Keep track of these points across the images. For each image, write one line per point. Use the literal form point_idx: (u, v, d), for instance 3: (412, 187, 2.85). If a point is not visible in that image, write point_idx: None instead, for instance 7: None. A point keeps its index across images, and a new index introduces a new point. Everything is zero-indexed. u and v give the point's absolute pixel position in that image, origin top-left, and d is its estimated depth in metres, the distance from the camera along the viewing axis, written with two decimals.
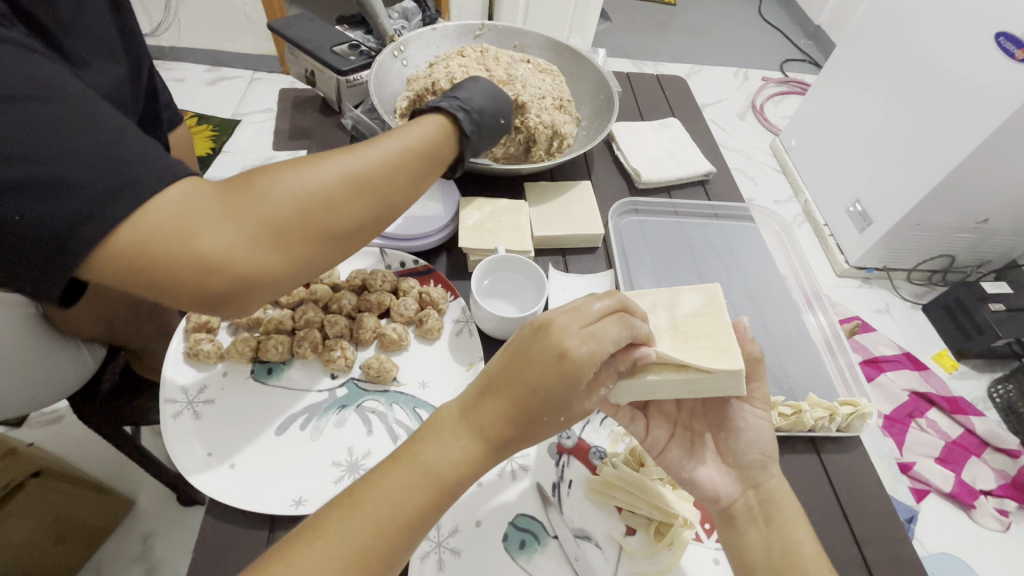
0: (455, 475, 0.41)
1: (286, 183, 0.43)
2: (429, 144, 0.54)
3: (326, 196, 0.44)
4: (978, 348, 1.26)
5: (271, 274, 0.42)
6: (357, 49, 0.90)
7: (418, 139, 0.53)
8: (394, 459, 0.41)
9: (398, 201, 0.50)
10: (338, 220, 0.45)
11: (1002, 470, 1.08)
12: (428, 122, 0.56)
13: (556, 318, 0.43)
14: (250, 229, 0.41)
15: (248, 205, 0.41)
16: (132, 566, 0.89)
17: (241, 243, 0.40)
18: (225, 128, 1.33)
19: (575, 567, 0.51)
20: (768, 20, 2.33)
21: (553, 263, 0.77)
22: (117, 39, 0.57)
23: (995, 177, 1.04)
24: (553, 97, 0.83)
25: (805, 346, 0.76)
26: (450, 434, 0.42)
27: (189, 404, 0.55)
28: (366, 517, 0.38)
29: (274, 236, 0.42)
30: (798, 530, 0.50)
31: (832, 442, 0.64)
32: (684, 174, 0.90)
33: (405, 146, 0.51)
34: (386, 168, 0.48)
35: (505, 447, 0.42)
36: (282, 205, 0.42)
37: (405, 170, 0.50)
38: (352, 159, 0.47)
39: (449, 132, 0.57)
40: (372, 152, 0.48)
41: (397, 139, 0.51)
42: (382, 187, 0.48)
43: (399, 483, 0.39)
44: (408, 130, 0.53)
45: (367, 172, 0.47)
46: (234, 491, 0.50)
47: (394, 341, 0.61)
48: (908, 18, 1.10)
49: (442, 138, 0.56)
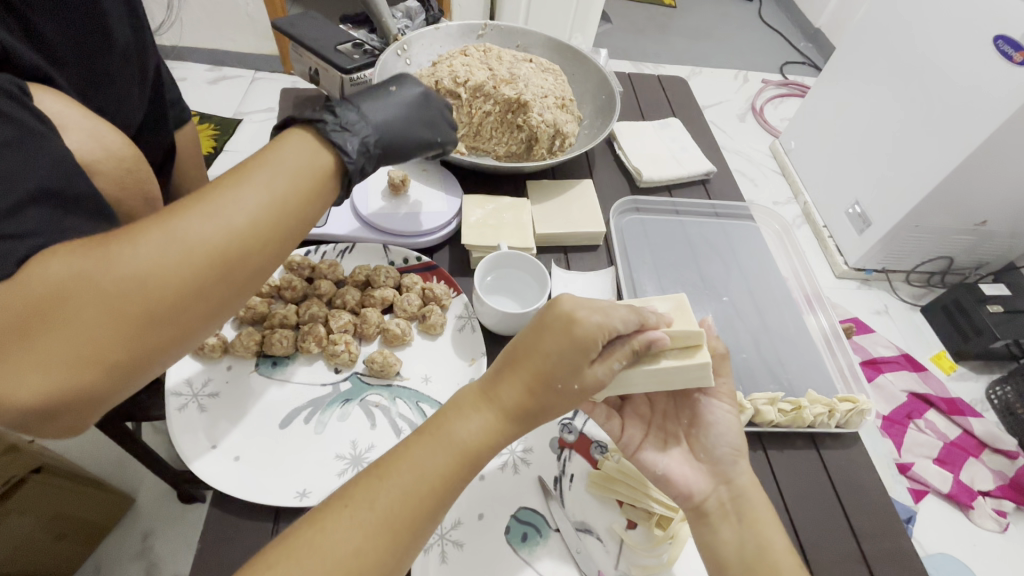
0: (480, 445, 0.42)
1: (95, 275, 0.35)
2: (309, 172, 0.46)
3: (156, 285, 0.36)
4: (977, 349, 1.26)
5: (118, 376, 0.36)
6: (361, 48, 0.89)
7: (283, 181, 0.43)
8: (421, 436, 0.41)
9: (262, 265, 0.42)
10: (179, 311, 0.38)
11: (1000, 471, 1.09)
12: (292, 149, 0.46)
13: (565, 295, 0.45)
14: (51, 350, 0.33)
15: (44, 321, 0.33)
16: (133, 563, 0.89)
17: (63, 356, 0.34)
18: (227, 127, 1.34)
19: (577, 559, 0.51)
20: (768, 23, 2.34)
21: (556, 260, 0.77)
22: (126, 36, 0.58)
23: (994, 179, 1.05)
24: (556, 96, 0.84)
25: (805, 345, 0.76)
26: (472, 410, 0.43)
27: (195, 397, 0.55)
28: (393, 485, 0.38)
29: (89, 351, 0.34)
30: (770, 527, 0.50)
31: (832, 438, 0.65)
32: (685, 174, 0.91)
33: (266, 197, 0.42)
34: (238, 233, 0.40)
35: (523, 417, 0.43)
36: (91, 309, 0.34)
37: (265, 229, 0.41)
38: (186, 228, 0.38)
39: (316, 156, 0.47)
40: (216, 215, 0.39)
41: (269, 178, 0.43)
42: (248, 251, 0.40)
43: (423, 451, 0.40)
44: (283, 158, 0.45)
45: (211, 245, 0.38)
46: (241, 482, 0.50)
47: (397, 336, 0.61)
48: (908, 21, 1.10)
49: (322, 157, 0.47)
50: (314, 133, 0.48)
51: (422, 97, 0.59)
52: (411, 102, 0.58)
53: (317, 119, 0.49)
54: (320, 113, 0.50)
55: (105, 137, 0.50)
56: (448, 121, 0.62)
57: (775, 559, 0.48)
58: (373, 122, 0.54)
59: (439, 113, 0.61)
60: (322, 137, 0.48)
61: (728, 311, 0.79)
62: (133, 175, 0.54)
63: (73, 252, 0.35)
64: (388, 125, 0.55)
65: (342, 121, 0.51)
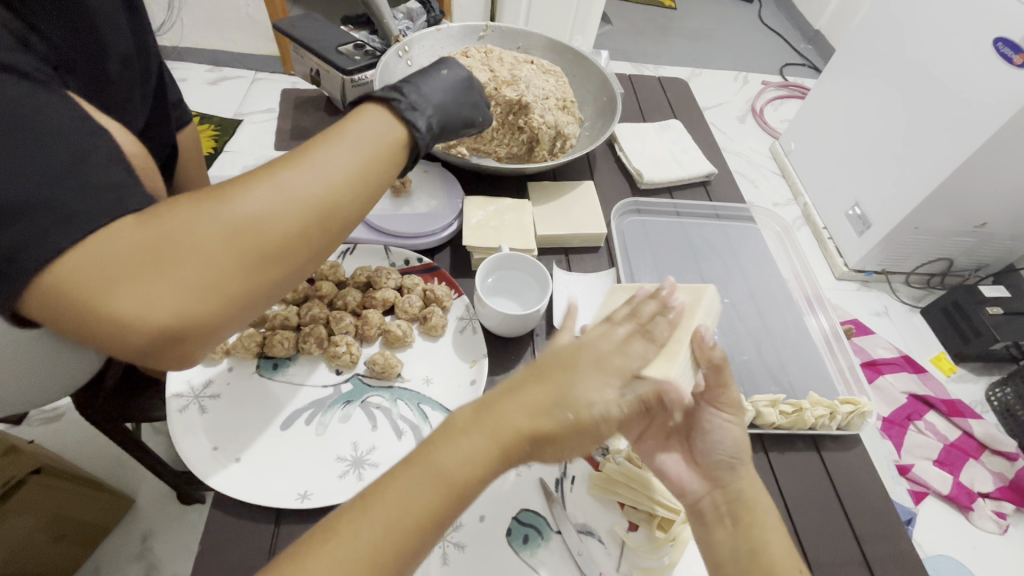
0: (468, 478, 0.39)
1: (215, 212, 0.37)
2: (392, 133, 0.47)
3: (268, 223, 0.38)
4: (977, 351, 1.26)
5: (234, 308, 0.38)
6: (362, 49, 0.90)
7: (369, 141, 0.45)
8: (406, 469, 0.39)
9: (351, 218, 0.44)
10: (285, 253, 0.39)
11: (1000, 473, 1.09)
12: (374, 115, 0.48)
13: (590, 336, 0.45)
14: (176, 281, 0.35)
15: (172, 248, 0.35)
16: (132, 564, 0.88)
17: (193, 282, 0.36)
18: (227, 128, 1.34)
19: (579, 561, 0.51)
20: (768, 24, 2.34)
21: (556, 261, 0.77)
22: (128, 36, 0.57)
23: (995, 181, 1.05)
24: (557, 97, 0.84)
25: (807, 347, 0.76)
26: (461, 436, 0.39)
27: (196, 398, 0.55)
28: (376, 519, 0.37)
29: (210, 284, 0.36)
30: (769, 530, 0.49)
31: (833, 440, 0.65)
32: (686, 175, 0.91)
33: (356, 155, 0.44)
34: (335, 185, 0.42)
35: (524, 449, 0.40)
36: (211, 246, 0.36)
37: (357, 182, 0.43)
38: (289, 177, 0.40)
39: (394, 123, 0.48)
40: (315, 167, 0.41)
41: (358, 135, 0.45)
42: (347, 197, 0.43)
43: (408, 484, 0.38)
44: (367, 120, 0.47)
45: (313, 193, 0.40)
46: (241, 483, 0.50)
47: (398, 337, 0.61)
48: (908, 22, 1.10)
49: (397, 124, 0.48)
50: (389, 110, 0.48)
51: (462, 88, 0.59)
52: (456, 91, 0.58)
53: (391, 97, 0.49)
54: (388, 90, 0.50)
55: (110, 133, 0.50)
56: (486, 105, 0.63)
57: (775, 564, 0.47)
58: (435, 99, 0.54)
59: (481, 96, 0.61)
60: (396, 109, 0.48)
61: (729, 313, 0.79)
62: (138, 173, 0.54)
63: (191, 197, 0.38)
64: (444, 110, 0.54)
65: (412, 100, 0.50)
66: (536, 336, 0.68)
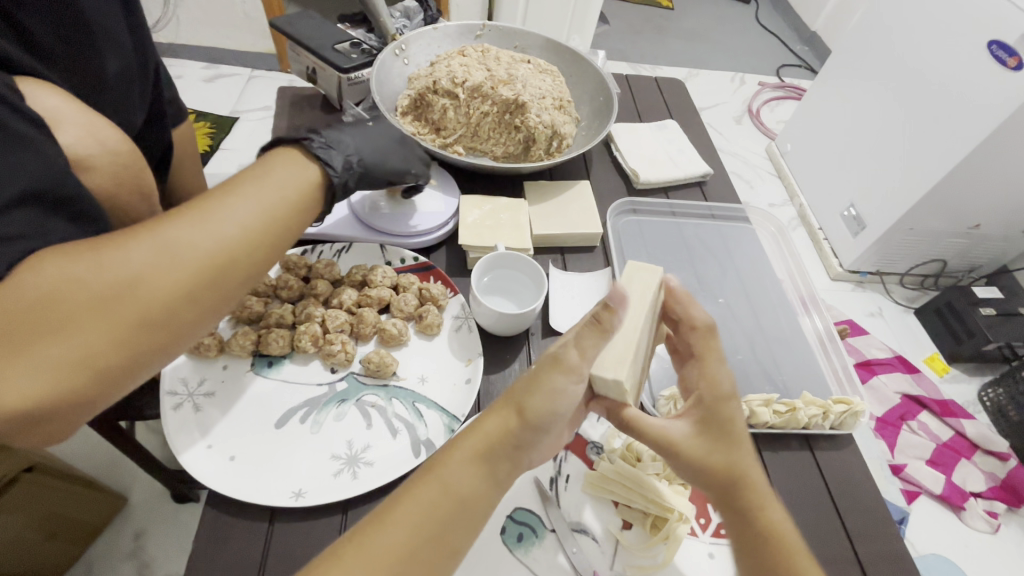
0: (471, 493, 0.42)
1: (93, 277, 0.35)
2: (301, 183, 0.48)
3: (155, 288, 0.37)
4: (970, 352, 1.27)
5: (114, 378, 0.36)
6: (359, 47, 0.90)
7: (272, 191, 0.45)
8: (414, 484, 0.42)
9: (251, 272, 0.44)
10: (167, 318, 0.38)
11: (991, 473, 1.10)
12: (279, 166, 0.48)
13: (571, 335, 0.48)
14: (45, 353, 0.33)
15: (41, 320, 0.33)
16: (124, 563, 0.88)
17: (62, 357, 0.33)
18: (223, 125, 1.34)
19: (573, 559, 0.51)
20: (765, 26, 2.35)
21: (553, 260, 0.77)
22: (123, 33, 0.57)
23: (988, 183, 1.06)
24: (554, 97, 0.84)
25: (800, 347, 0.77)
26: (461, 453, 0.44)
27: (189, 397, 0.55)
28: (389, 534, 0.39)
29: (77, 358, 0.34)
30: (774, 510, 0.48)
31: (825, 439, 0.65)
32: (682, 175, 0.91)
33: (255, 208, 0.44)
34: (233, 239, 0.42)
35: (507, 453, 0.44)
36: (87, 314, 0.34)
37: (257, 239, 0.43)
38: (176, 233, 0.40)
39: (303, 169, 0.49)
40: (207, 223, 0.41)
41: (262, 187, 0.45)
42: (244, 255, 0.42)
43: (420, 500, 0.41)
44: (276, 170, 0.47)
45: (205, 250, 0.40)
46: (235, 482, 0.50)
47: (394, 336, 0.61)
48: (903, 24, 1.11)
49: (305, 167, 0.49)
50: (302, 151, 0.50)
51: (389, 126, 0.64)
52: (381, 127, 0.62)
53: (304, 139, 0.51)
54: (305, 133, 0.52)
55: (101, 131, 0.50)
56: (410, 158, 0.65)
57: (791, 553, 0.46)
58: (352, 143, 0.56)
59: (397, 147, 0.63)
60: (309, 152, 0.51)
61: (723, 313, 0.79)
62: (134, 174, 0.54)
63: (62, 256, 0.36)
64: (366, 145, 0.58)
65: (328, 139, 0.53)
66: (532, 335, 0.68)
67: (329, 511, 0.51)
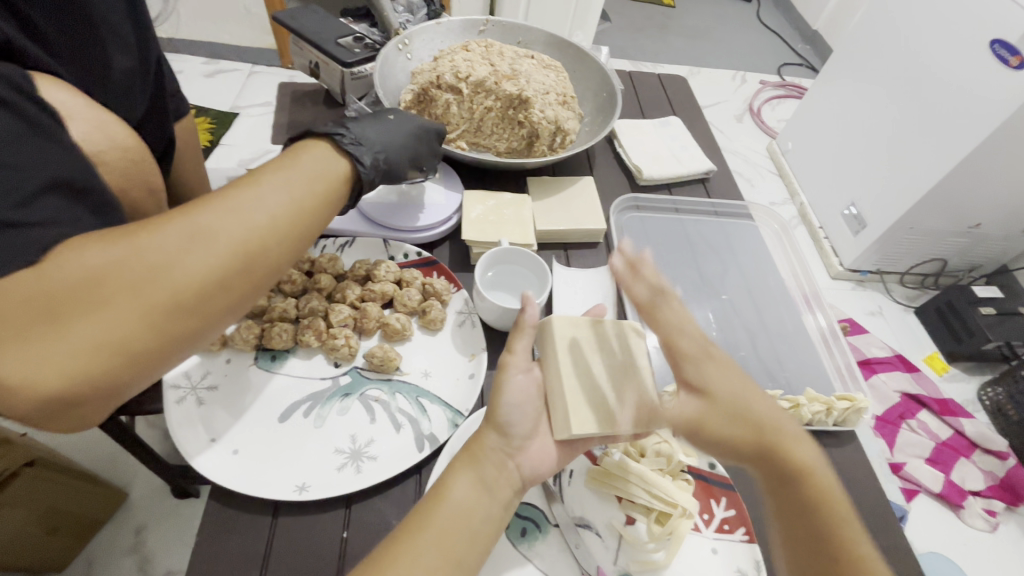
0: (478, 507, 0.45)
1: (130, 259, 0.36)
2: (326, 176, 0.50)
3: (190, 271, 0.37)
4: (969, 351, 1.28)
5: (146, 362, 0.36)
6: (362, 41, 0.90)
7: (299, 183, 0.47)
8: (423, 508, 0.44)
9: (279, 260, 0.44)
10: (200, 302, 0.38)
11: (990, 472, 1.10)
12: (305, 160, 0.49)
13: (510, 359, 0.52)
14: (82, 332, 0.33)
15: (80, 298, 0.33)
16: (125, 558, 0.88)
17: (98, 337, 0.33)
18: (224, 121, 1.34)
19: (576, 554, 0.51)
20: (766, 24, 2.35)
21: (556, 256, 0.77)
22: (126, 25, 0.57)
23: (989, 183, 1.06)
24: (557, 92, 0.84)
25: (803, 344, 0.77)
26: (459, 472, 0.46)
27: (193, 390, 0.55)
28: (416, 557, 0.41)
29: (113, 338, 0.34)
30: (820, 471, 0.45)
31: (828, 435, 0.65)
32: (685, 172, 0.91)
33: (285, 198, 0.45)
34: (264, 225, 0.42)
35: (496, 466, 0.48)
36: (123, 295, 0.34)
37: (287, 228, 0.44)
38: (210, 219, 0.40)
39: (329, 164, 0.51)
40: (239, 210, 0.42)
41: (290, 178, 0.46)
42: (274, 243, 0.43)
43: (437, 521, 0.43)
44: (301, 163, 0.49)
45: (238, 236, 0.40)
46: (240, 477, 0.50)
47: (397, 331, 0.61)
48: (906, 23, 1.10)
49: (329, 160, 0.51)
50: (332, 145, 0.53)
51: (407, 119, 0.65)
52: (398, 120, 0.64)
53: (334, 133, 0.54)
54: (332, 126, 0.55)
55: (110, 125, 0.50)
56: (428, 151, 0.67)
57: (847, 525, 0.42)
58: (376, 138, 0.58)
59: (419, 141, 0.65)
60: (337, 146, 0.53)
61: (726, 309, 0.79)
62: (139, 168, 0.54)
63: (100, 241, 0.36)
64: (389, 140, 0.59)
65: (357, 135, 0.55)
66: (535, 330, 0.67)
67: (332, 505, 0.51)
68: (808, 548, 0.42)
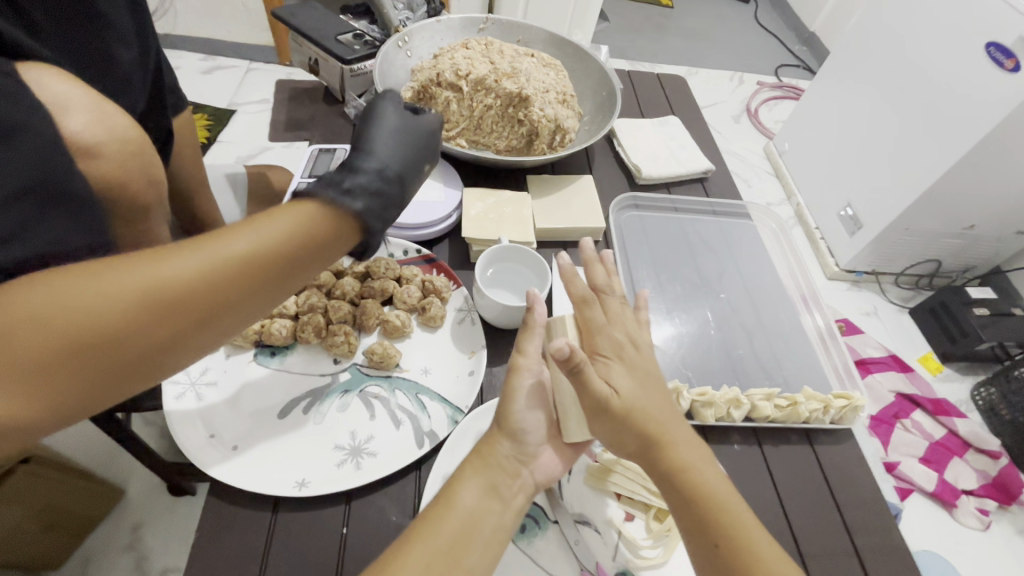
0: (483, 514, 0.45)
1: (44, 314, 0.30)
2: (319, 234, 0.39)
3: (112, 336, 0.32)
4: (963, 351, 1.29)
5: (47, 422, 0.32)
6: (361, 39, 0.90)
7: (288, 241, 0.37)
8: (430, 514, 0.45)
9: (235, 321, 0.37)
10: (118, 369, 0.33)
11: (983, 471, 1.11)
12: (304, 211, 0.39)
13: (523, 359, 0.52)
14: None
15: None
16: (120, 556, 0.87)
17: None
18: (221, 117, 1.33)
19: (575, 550, 0.52)
20: (763, 25, 2.36)
21: (556, 255, 0.78)
22: (125, 18, 0.57)
23: (984, 185, 1.07)
24: (557, 91, 0.84)
25: (800, 342, 0.77)
26: (466, 480, 0.47)
27: (192, 386, 0.55)
28: (418, 564, 0.41)
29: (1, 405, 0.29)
30: (702, 468, 0.47)
31: (826, 433, 0.66)
32: (684, 171, 0.91)
33: (256, 255, 0.36)
34: (228, 292, 0.35)
35: (503, 473, 0.48)
36: (24, 361, 0.30)
37: (248, 290, 0.36)
38: (158, 274, 0.33)
39: (323, 234, 0.39)
40: (195, 265, 0.34)
41: (271, 231, 0.37)
42: (227, 306, 0.36)
43: (441, 530, 0.43)
44: (296, 216, 0.38)
45: (183, 299, 0.34)
46: (239, 472, 0.50)
47: (397, 327, 0.61)
48: (901, 25, 1.11)
49: (330, 228, 0.39)
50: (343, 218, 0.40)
51: (417, 149, 0.49)
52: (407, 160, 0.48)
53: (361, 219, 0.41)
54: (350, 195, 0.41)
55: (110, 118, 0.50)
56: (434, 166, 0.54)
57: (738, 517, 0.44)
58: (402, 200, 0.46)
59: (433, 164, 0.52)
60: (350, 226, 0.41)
61: (724, 308, 0.80)
62: (139, 159, 0.50)
63: (21, 287, 0.31)
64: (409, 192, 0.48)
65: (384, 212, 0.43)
66: None
67: (331, 501, 0.51)
68: (703, 541, 0.44)
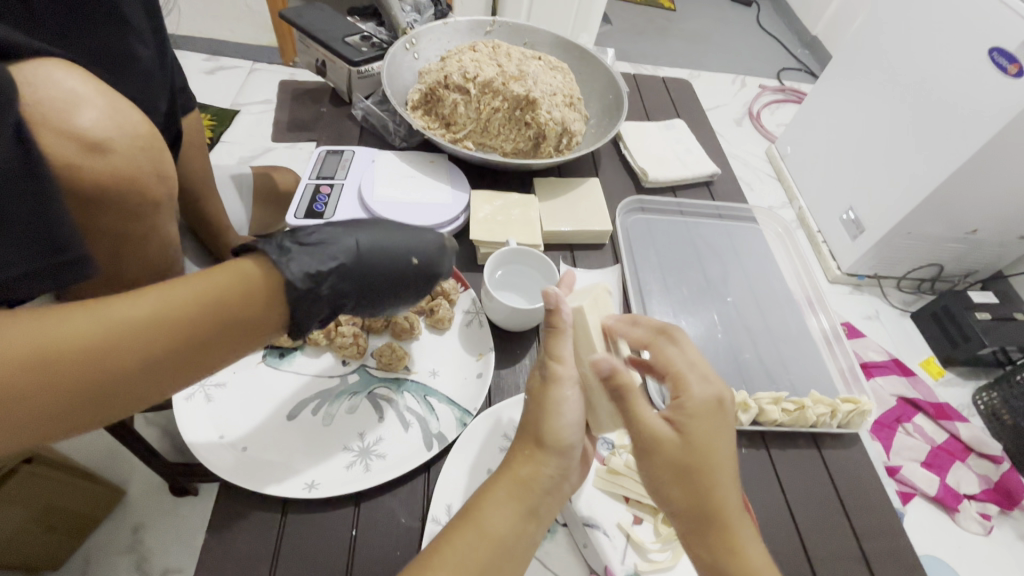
0: (511, 533, 0.43)
1: None
2: (251, 300, 0.35)
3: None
4: (965, 356, 1.29)
5: None
6: (369, 41, 0.91)
7: (209, 304, 0.34)
8: (457, 530, 0.42)
9: (138, 388, 0.33)
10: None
11: (986, 476, 1.11)
12: (240, 274, 0.35)
13: (559, 366, 0.49)
14: None
15: None
16: (121, 557, 0.87)
17: None
18: (225, 118, 1.33)
19: (584, 553, 0.52)
20: (765, 29, 2.37)
21: (562, 257, 0.78)
22: (138, 20, 0.57)
23: (988, 189, 1.07)
24: (564, 94, 0.84)
25: (806, 345, 0.77)
26: (497, 496, 0.44)
27: (202, 387, 0.55)
28: None
29: None
30: (728, 483, 0.45)
31: (832, 437, 0.66)
32: (690, 174, 0.91)
33: (169, 317, 0.33)
34: (117, 356, 0.31)
35: (537, 494, 0.45)
36: None
37: (154, 356, 0.32)
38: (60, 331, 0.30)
39: (256, 300, 0.35)
40: (100, 323, 0.31)
41: (194, 292, 0.34)
42: (126, 374, 0.32)
43: (463, 547, 0.41)
44: (228, 278, 0.35)
45: (77, 359, 0.30)
46: (250, 473, 0.50)
47: (405, 329, 0.61)
48: (904, 30, 1.12)
49: (264, 293, 0.36)
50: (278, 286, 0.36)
51: (391, 269, 0.43)
52: (376, 285, 0.42)
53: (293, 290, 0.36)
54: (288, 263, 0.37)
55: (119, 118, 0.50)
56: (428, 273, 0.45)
57: (749, 558, 0.44)
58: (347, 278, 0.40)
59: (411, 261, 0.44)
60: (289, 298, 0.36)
61: (730, 312, 0.80)
62: (148, 154, 0.49)
63: None
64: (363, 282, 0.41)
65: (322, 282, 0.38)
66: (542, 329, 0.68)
67: (340, 503, 0.51)
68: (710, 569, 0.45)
